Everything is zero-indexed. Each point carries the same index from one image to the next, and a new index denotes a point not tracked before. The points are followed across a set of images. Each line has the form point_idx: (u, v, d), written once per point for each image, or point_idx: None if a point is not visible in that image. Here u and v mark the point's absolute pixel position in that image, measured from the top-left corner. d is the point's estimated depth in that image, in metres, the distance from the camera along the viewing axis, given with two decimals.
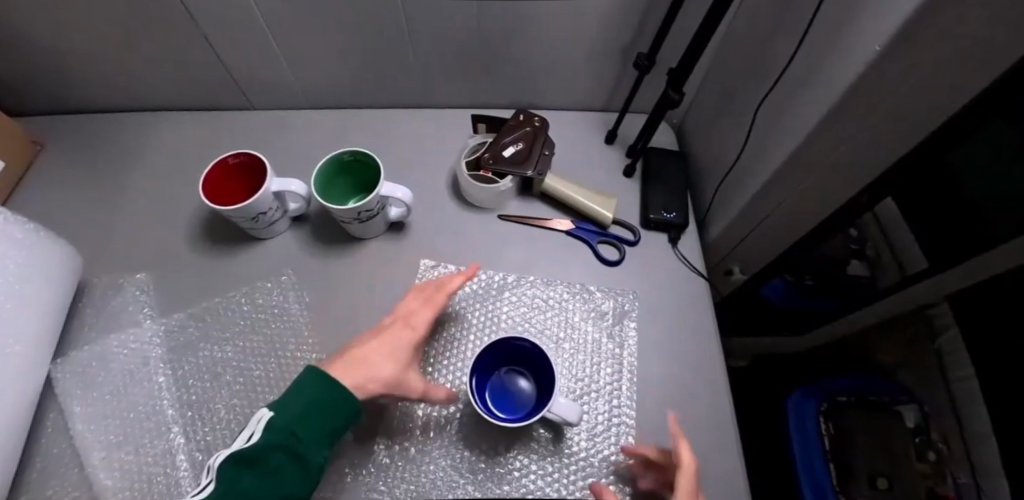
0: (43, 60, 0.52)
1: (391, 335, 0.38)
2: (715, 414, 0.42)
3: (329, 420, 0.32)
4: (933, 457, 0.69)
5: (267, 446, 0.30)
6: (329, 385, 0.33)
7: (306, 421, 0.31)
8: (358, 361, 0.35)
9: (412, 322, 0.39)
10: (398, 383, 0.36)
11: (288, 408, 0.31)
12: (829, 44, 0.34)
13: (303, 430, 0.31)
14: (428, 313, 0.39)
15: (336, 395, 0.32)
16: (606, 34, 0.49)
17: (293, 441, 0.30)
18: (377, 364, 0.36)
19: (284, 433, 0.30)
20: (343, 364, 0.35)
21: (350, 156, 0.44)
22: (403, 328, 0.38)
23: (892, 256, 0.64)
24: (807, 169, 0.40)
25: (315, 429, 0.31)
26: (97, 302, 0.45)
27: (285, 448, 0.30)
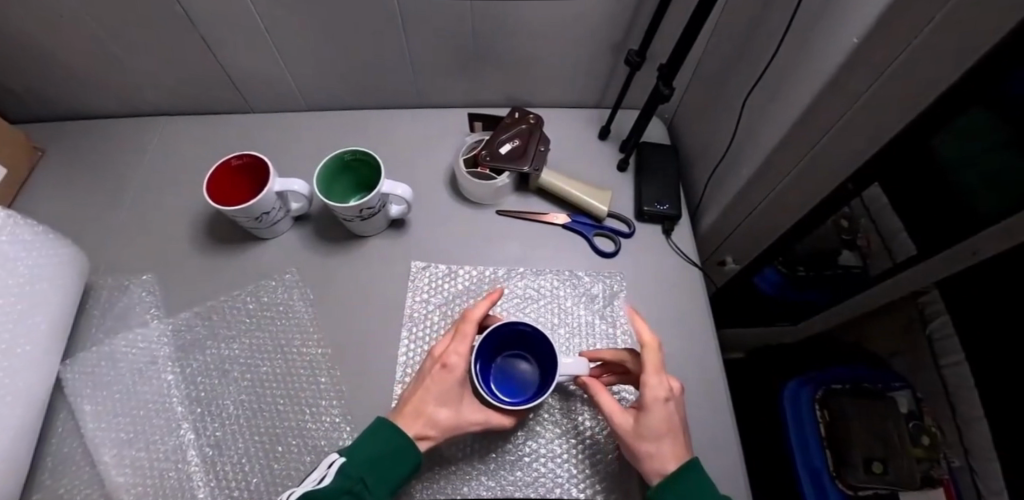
0: (46, 66, 0.52)
1: (434, 381, 0.36)
2: (709, 394, 0.44)
3: (395, 471, 0.33)
4: (928, 441, 0.72)
5: (337, 490, 0.31)
6: (399, 439, 0.34)
7: (374, 470, 0.33)
8: (417, 412, 0.35)
9: (447, 361, 0.37)
10: (459, 423, 0.36)
11: (361, 457, 0.33)
12: (811, 36, 0.36)
13: (372, 477, 0.32)
14: (462, 349, 0.37)
15: (403, 446, 0.33)
16: (599, 33, 0.50)
17: (360, 488, 0.32)
18: (435, 413, 0.36)
19: (354, 479, 0.32)
20: (406, 415, 0.36)
21: (351, 156, 0.45)
22: (442, 371, 0.36)
23: (880, 241, 0.68)
24: (795, 159, 0.42)
25: (382, 480, 0.33)
26: (103, 304, 0.46)
27: (353, 493, 0.31)
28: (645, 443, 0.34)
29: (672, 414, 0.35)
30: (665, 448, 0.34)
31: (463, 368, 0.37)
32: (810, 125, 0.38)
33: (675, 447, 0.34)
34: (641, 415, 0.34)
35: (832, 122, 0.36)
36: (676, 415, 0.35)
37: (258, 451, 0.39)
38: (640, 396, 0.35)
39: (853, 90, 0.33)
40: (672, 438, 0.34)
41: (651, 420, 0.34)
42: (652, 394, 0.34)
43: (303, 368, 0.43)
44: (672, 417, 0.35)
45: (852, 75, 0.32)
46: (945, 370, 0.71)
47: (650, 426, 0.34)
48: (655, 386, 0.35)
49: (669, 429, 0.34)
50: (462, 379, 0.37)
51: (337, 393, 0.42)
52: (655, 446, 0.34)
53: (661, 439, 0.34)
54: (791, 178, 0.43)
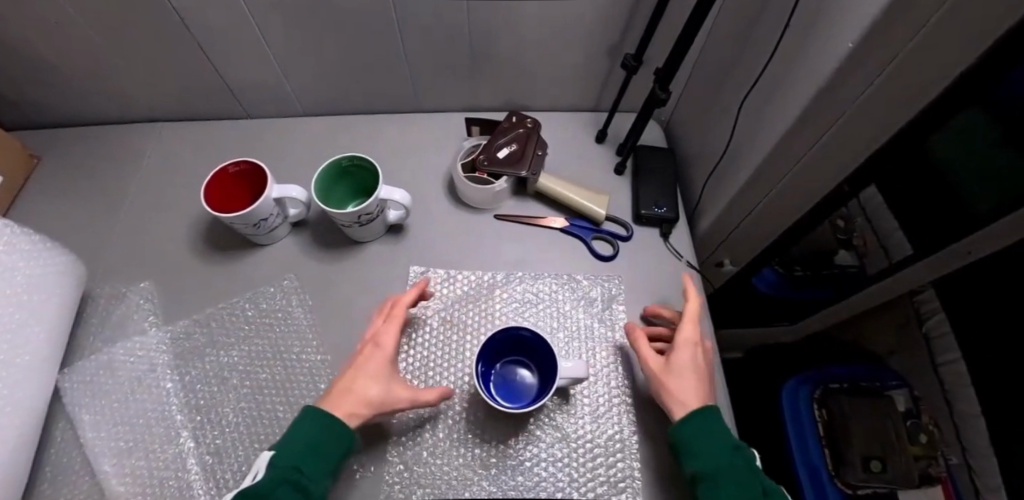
0: (42, 73, 0.52)
1: (364, 359, 0.38)
2: None
3: (328, 457, 0.34)
4: (925, 439, 0.72)
5: (271, 482, 0.31)
6: (325, 423, 0.34)
7: (306, 458, 0.33)
8: (348, 391, 0.36)
9: (378, 341, 0.39)
10: (387, 398, 0.37)
11: (288, 449, 0.33)
12: (807, 39, 0.36)
13: (304, 465, 0.33)
14: (392, 330, 0.40)
15: (331, 429, 0.34)
16: (596, 37, 0.51)
17: (296, 476, 0.32)
18: (365, 387, 0.37)
19: (286, 469, 0.32)
20: (335, 397, 0.36)
21: (348, 161, 0.45)
22: (374, 349, 0.39)
23: (876, 240, 0.69)
24: (792, 162, 0.42)
25: (314, 467, 0.33)
26: (101, 312, 0.46)
27: (288, 483, 0.32)
28: (673, 378, 0.38)
29: (700, 361, 0.40)
30: (691, 388, 0.38)
31: (392, 345, 0.39)
32: (806, 127, 0.38)
33: (700, 390, 0.38)
34: (674, 353, 0.39)
35: (828, 125, 0.37)
36: (704, 364, 0.40)
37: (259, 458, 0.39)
38: (677, 337, 0.40)
39: (849, 93, 0.34)
40: (698, 380, 0.38)
41: (681, 358, 0.39)
42: (687, 335, 0.40)
43: (302, 375, 0.43)
44: (699, 362, 0.39)
45: (849, 78, 0.33)
46: (942, 368, 0.72)
47: (679, 363, 0.39)
48: (690, 331, 0.40)
49: (696, 372, 0.39)
50: (389, 356, 0.39)
51: None
52: (682, 384, 0.38)
53: (687, 376, 0.38)
54: (788, 180, 0.43)
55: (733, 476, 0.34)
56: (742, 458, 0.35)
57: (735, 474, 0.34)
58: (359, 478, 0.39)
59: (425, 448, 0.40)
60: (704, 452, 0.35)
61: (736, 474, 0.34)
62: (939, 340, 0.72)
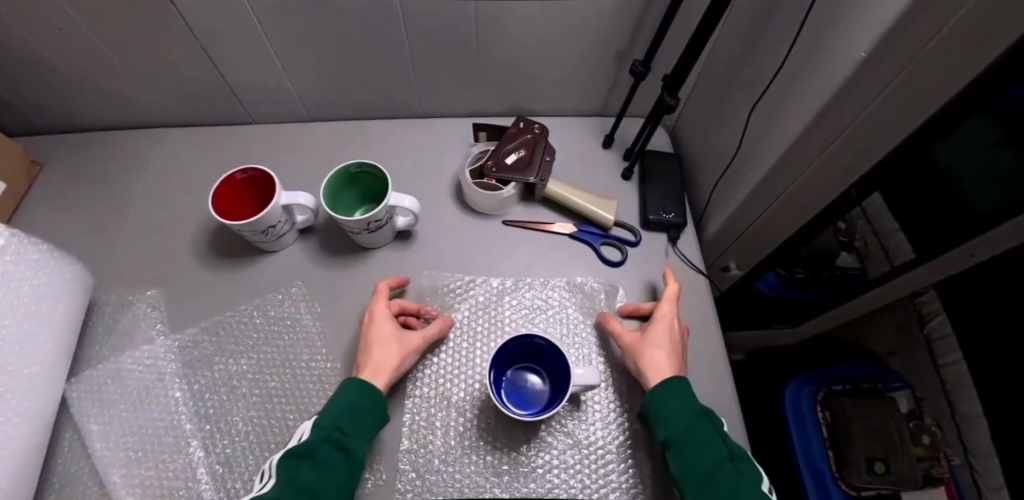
0: (46, 79, 0.52)
1: (367, 330, 0.41)
2: (719, 400, 0.44)
3: (366, 417, 0.36)
4: (929, 440, 0.72)
5: (316, 440, 0.34)
6: (355, 388, 0.37)
7: (349, 419, 0.35)
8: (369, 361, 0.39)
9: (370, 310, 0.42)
10: (405, 347, 0.40)
11: (329, 412, 0.35)
12: (818, 47, 0.36)
13: (347, 426, 0.35)
14: (380, 304, 0.42)
15: (370, 392, 0.37)
16: (603, 43, 0.51)
17: (338, 434, 0.34)
18: (386, 351, 0.39)
19: (331, 429, 0.34)
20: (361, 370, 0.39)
21: (357, 168, 0.45)
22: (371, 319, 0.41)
23: (878, 243, 0.70)
24: (801, 168, 0.42)
25: (357, 431, 0.35)
26: (107, 321, 0.46)
27: (333, 442, 0.34)
28: (647, 348, 0.40)
29: (676, 335, 0.41)
30: (665, 358, 0.39)
31: (384, 312, 0.42)
32: (816, 134, 0.39)
33: (674, 361, 0.39)
34: (649, 326, 0.41)
35: (838, 132, 0.37)
36: (679, 338, 0.41)
37: None
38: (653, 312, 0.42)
39: (861, 100, 0.34)
40: (672, 351, 0.40)
41: (656, 330, 0.41)
42: (663, 310, 0.42)
43: (312, 382, 0.43)
44: (674, 335, 0.41)
45: (860, 85, 0.33)
46: (944, 369, 0.73)
47: (654, 335, 0.40)
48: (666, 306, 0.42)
49: (670, 344, 0.40)
50: (390, 317, 0.42)
51: None
52: (656, 354, 0.39)
53: (661, 347, 0.40)
54: (797, 186, 0.44)
55: (698, 440, 0.34)
56: (709, 423, 0.35)
57: (701, 439, 0.34)
58: (371, 486, 0.39)
59: (437, 456, 0.40)
60: (671, 418, 0.36)
61: (702, 439, 0.34)
62: (941, 341, 0.73)
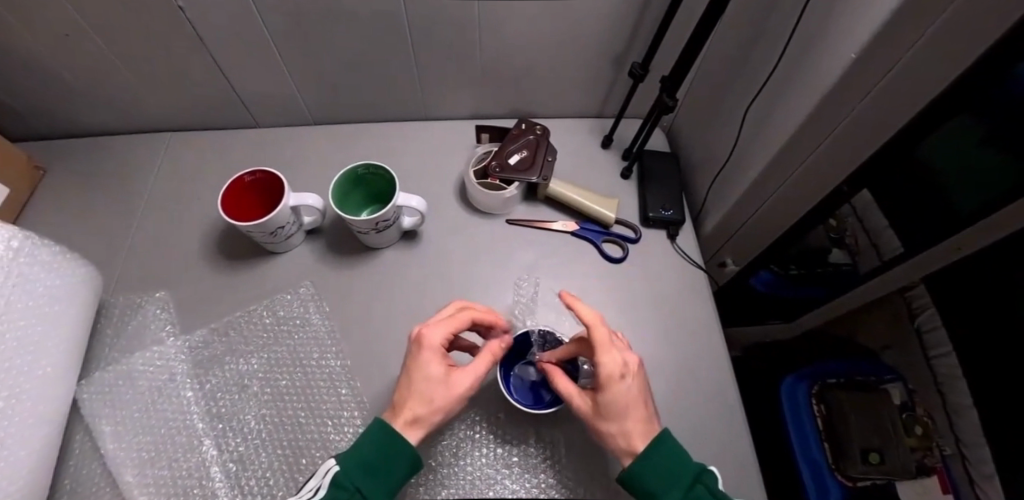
0: (52, 85, 0.52)
1: (410, 363, 0.35)
2: (719, 389, 0.45)
3: (393, 475, 0.32)
4: (921, 430, 0.75)
5: None
6: (389, 446, 0.32)
7: (372, 480, 0.31)
8: (411, 402, 0.33)
9: (414, 338, 0.35)
10: (453, 393, 0.34)
11: (353, 468, 0.31)
12: (811, 48, 0.38)
13: (370, 488, 0.31)
14: (440, 335, 0.36)
15: (400, 454, 0.32)
16: (603, 46, 0.52)
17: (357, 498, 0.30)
18: (428, 398, 0.34)
19: (352, 491, 0.30)
20: (399, 409, 0.34)
21: (364, 169, 0.46)
22: (416, 351, 0.35)
23: (868, 241, 0.71)
24: (795, 164, 0.44)
25: (381, 492, 0.31)
26: (115, 323, 0.46)
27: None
28: (608, 423, 0.34)
29: (633, 387, 0.35)
30: (631, 427, 0.34)
31: (440, 347, 0.35)
32: (809, 132, 0.40)
33: (640, 423, 0.34)
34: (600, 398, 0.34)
35: (831, 129, 0.39)
36: (638, 385, 0.35)
37: (282, 465, 0.40)
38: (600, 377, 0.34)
39: (853, 98, 0.35)
40: (635, 412, 0.34)
41: (608, 400, 0.34)
42: (608, 372, 0.34)
43: (322, 381, 0.44)
44: (632, 391, 0.34)
45: (852, 84, 0.34)
46: (935, 360, 0.75)
47: (609, 406, 0.34)
48: (610, 363, 0.34)
49: (631, 405, 0.34)
50: (441, 353, 0.35)
51: (358, 404, 0.43)
52: (619, 426, 0.34)
53: (622, 417, 0.34)
54: (790, 182, 0.45)
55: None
56: (706, 491, 0.32)
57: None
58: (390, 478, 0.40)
59: (450, 448, 0.41)
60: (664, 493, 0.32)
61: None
62: (933, 333, 0.74)
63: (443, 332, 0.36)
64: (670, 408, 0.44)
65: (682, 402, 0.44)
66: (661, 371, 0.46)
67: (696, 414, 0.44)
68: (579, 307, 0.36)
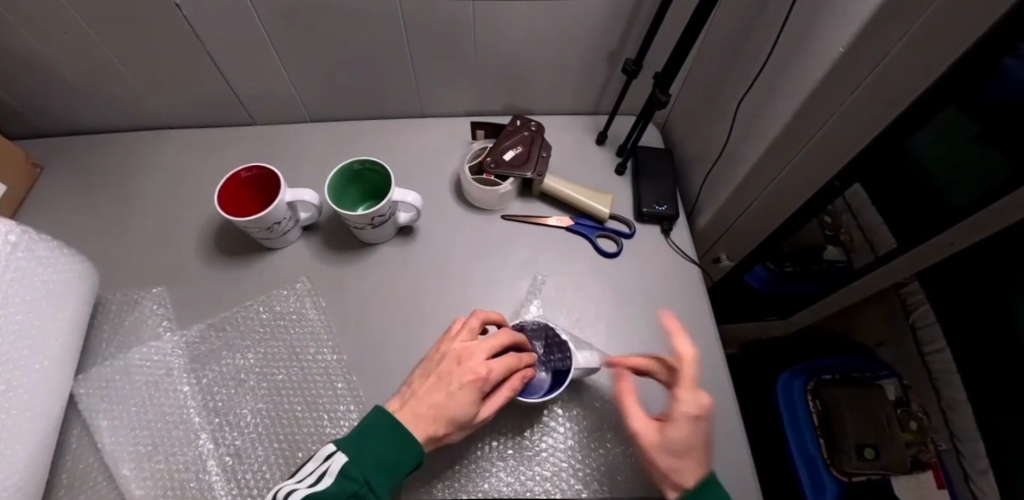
0: (49, 83, 0.53)
1: (461, 389, 0.34)
2: (713, 382, 0.46)
3: (399, 471, 0.32)
4: (915, 426, 0.75)
5: (340, 494, 0.29)
6: (400, 443, 0.32)
7: (379, 473, 0.31)
8: (444, 424, 0.33)
9: (478, 372, 0.35)
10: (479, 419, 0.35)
11: (362, 460, 0.31)
12: (801, 43, 0.38)
13: (377, 481, 0.31)
14: (495, 365, 0.35)
15: (406, 448, 0.32)
16: (596, 43, 0.53)
17: (365, 490, 0.30)
18: (459, 421, 0.34)
19: (359, 483, 0.30)
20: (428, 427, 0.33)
21: (360, 165, 0.46)
22: (472, 382, 0.34)
23: (861, 236, 0.73)
24: (786, 159, 0.44)
25: (386, 485, 0.31)
26: (112, 319, 0.46)
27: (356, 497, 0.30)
28: (665, 456, 0.34)
29: (698, 429, 0.34)
30: (687, 463, 0.34)
31: (493, 379, 0.35)
32: (799, 127, 0.41)
33: (696, 462, 0.34)
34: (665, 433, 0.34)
35: (821, 123, 0.39)
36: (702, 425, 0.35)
37: (279, 458, 0.40)
38: (675, 413, 0.34)
39: (842, 91, 0.36)
40: (697, 453, 0.34)
41: (675, 436, 0.34)
42: (683, 409, 0.34)
43: (318, 374, 0.44)
44: (697, 433, 0.34)
45: (842, 78, 0.35)
46: (929, 357, 0.75)
47: (674, 441, 0.34)
48: (688, 401, 0.34)
49: (693, 447, 0.34)
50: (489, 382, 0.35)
51: (355, 398, 0.43)
52: (675, 460, 0.34)
53: (682, 453, 0.34)
54: (782, 177, 0.46)
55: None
56: None
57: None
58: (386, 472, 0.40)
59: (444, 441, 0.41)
60: None
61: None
62: (926, 330, 0.75)
63: (503, 377, 0.36)
64: (663, 401, 0.44)
65: None
66: (654, 364, 0.46)
67: None
68: (681, 339, 0.36)
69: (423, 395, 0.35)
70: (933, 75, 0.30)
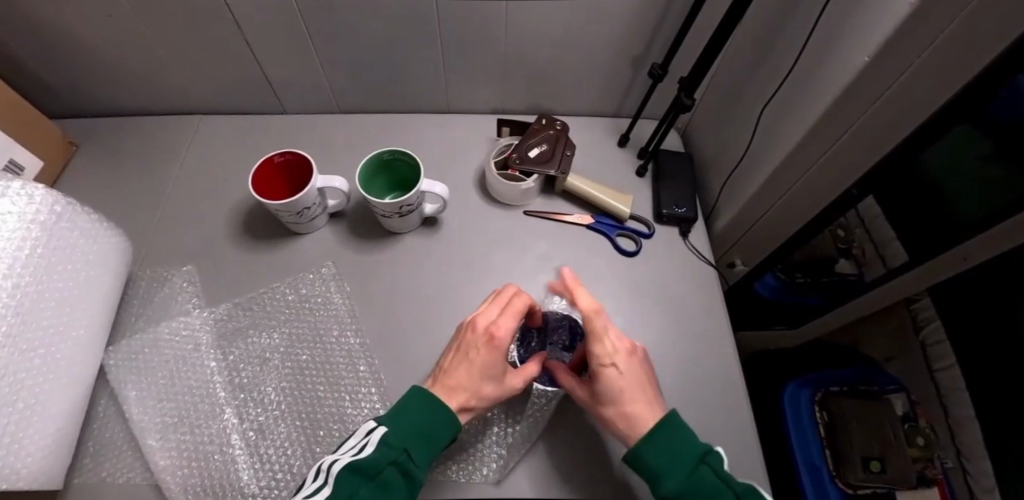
0: (89, 65, 0.54)
1: (482, 353, 0.35)
2: (730, 380, 0.47)
3: (436, 442, 0.33)
4: (922, 441, 0.75)
5: (382, 462, 0.30)
6: (435, 412, 0.33)
7: (417, 442, 0.32)
8: (469, 388, 0.35)
9: (491, 334, 0.36)
10: (501, 386, 0.36)
11: (402, 428, 0.32)
12: (825, 54, 0.40)
13: (415, 449, 0.32)
14: (508, 324, 0.36)
15: (439, 415, 0.33)
16: (623, 47, 0.54)
17: (404, 459, 0.31)
18: (482, 385, 0.35)
19: (398, 451, 0.31)
20: (456, 392, 0.35)
21: (390, 155, 0.47)
22: (489, 344, 0.36)
23: (874, 250, 0.74)
24: (806, 167, 0.46)
25: (423, 454, 0.32)
26: (143, 294, 0.48)
27: (396, 465, 0.31)
28: (606, 408, 0.35)
29: (626, 371, 0.36)
30: (632, 412, 0.34)
31: (508, 339, 0.36)
32: (820, 136, 0.42)
33: (641, 406, 0.35)
34: (593, 381, 0.36)
35: (843, 131, 0.40)
36: (634, 370, 0.36)
37: (301, 436, 0.41)
38: (589, 361, 0.36)
39: (865, 100, 0.37)
40: (634, 395, 0.35)
41: (602, 383, 0.35)
42: (597, 356, 0.35)
43: (341, 357, 0.45)
44: (625, 376, 0.35)
45: (867, 88, 0.36)
46: (938, 373, 0.77)
47: (604, 390, 0.35)
48: (601, 348, 0.36)
49: (627, 390, 0.35)
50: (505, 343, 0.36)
51: (376, 381, 0.44)
52: (617, 409, 0.35)
53: (618, 400, 0.35)
54: (802, 183, 0.47)
55: (704, 497, 0.30)
56: (712, 472, 0.31)
57: (708, 494, 0.31)
58: None
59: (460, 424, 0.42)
60: (664, 472, 0.32)
61: (706, 494, 0.31)
62: (936, 346, 0.77)
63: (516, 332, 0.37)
64: (677, 398, 0.45)
65: (691, 390, 0.46)
66: (670, 363, 0.47)
67: (706, 402, 0.45)
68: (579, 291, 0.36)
69: (448, 364, 0.37)
70: (956, 88, 0.31)
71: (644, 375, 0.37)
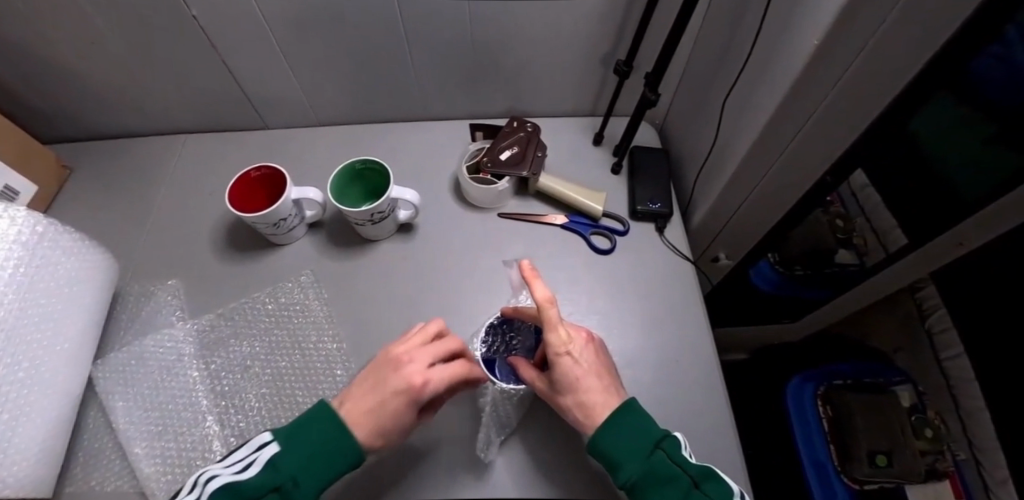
0: (78, 91, 0.57)
1: (398, 389, 0.35)
2: (708, 377, 0.46)
3: (328, 470, 0.33)
4: (931, 433, 0.72)
5: (263, 486, 0.31)
6: (333, 434, 0.33)
7: (309, 470, 0.32)
8: (375, 410, 0.35)
9: (414, 383, 0.35)
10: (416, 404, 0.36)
11: (301, 452, 0.32)
12: (780, 42, 0.39)
13: (302, 478, 0.32)
14: (421, 374, 0.36)
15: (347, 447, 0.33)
16: (590, 46, 0.54)
17: (288, 486, 0.31)
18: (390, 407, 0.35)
19: (284, 478, 0.31)
20: (362, 406, 0.35)
21: (362, 164, 0.48)
22: (407, 378, 0.36)
23: (875, 238, 0.69)
24: (774, 155, 0.45)
25: (310, 483, 0.32)
26: (130, 309, 0.49)
27: (278, 493, 0.31)
28: (565, 398, 0.35)
29: (581, 360, 0.36)
30: (590, 400, 0.35)
31: (422, 379, 0.36)
32: (784, 123, 0.42)
33: (597, 393, 0.35)
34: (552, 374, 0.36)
35: (808, 114, 0.39)
36: (588, 358, 0.36)
37: None
38: (548, 354, 0.35)
39: (825, 82, 0.36)
40: (591, 383, 0.35)
41: (560, 375, 0.35)
42: (554, 349, 0.35)
43: (319, 362, 0.46)
44: (581, 364, 0.35)
45: (826, 69, 0.35)
46: (947, 364, 0.73)
47: (560, 381, 0.35)
48: (556, 342, 0.35)
49: (583, 378, 0.35)
50: (421, 376, 0.36)
51: (353, 384, 0.45)
52: (575, 398, 0.35)
53: (576, 391, 0.35)
54: (772, 172, 0.46)
55: (660, 482, 0.31)
56: (666, 457, 0.32)
57: (662, 478, 0.31)
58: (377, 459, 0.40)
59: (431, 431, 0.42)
60: (621, 462, 0.32)
61: (663, 478, 0.31)
62: (943, 335, 0.72)
63: (441, 384, 0.36)
64: (651, 395, 0.45)
65: (667, 386, 0.45)
66: (645, 359, 0.47)
67: (681, 399, 0.45)
68: (536, 285, 0.34)
69: (361, 380, 0.37)
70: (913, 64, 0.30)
71: (600, 362, 0.37)
